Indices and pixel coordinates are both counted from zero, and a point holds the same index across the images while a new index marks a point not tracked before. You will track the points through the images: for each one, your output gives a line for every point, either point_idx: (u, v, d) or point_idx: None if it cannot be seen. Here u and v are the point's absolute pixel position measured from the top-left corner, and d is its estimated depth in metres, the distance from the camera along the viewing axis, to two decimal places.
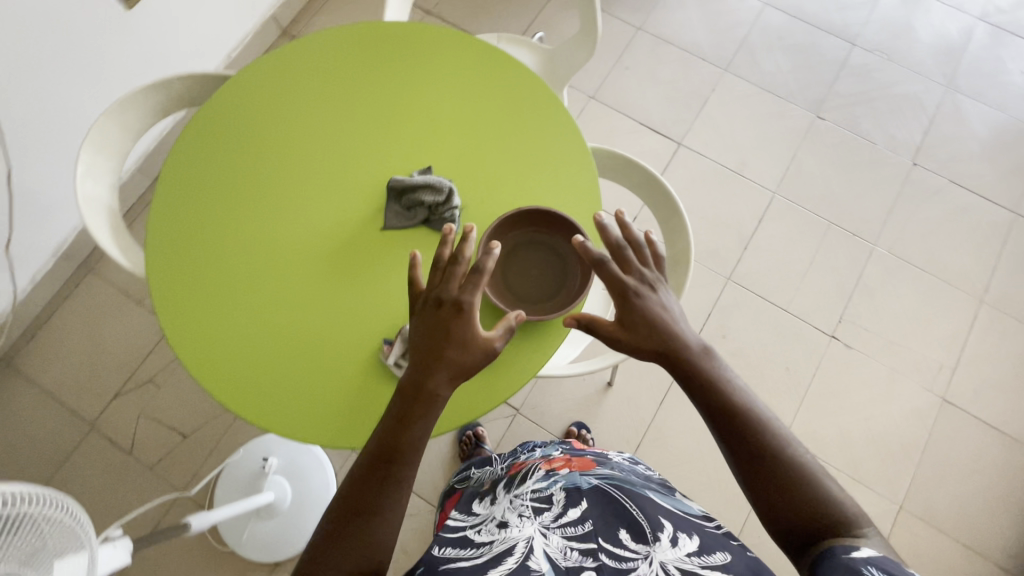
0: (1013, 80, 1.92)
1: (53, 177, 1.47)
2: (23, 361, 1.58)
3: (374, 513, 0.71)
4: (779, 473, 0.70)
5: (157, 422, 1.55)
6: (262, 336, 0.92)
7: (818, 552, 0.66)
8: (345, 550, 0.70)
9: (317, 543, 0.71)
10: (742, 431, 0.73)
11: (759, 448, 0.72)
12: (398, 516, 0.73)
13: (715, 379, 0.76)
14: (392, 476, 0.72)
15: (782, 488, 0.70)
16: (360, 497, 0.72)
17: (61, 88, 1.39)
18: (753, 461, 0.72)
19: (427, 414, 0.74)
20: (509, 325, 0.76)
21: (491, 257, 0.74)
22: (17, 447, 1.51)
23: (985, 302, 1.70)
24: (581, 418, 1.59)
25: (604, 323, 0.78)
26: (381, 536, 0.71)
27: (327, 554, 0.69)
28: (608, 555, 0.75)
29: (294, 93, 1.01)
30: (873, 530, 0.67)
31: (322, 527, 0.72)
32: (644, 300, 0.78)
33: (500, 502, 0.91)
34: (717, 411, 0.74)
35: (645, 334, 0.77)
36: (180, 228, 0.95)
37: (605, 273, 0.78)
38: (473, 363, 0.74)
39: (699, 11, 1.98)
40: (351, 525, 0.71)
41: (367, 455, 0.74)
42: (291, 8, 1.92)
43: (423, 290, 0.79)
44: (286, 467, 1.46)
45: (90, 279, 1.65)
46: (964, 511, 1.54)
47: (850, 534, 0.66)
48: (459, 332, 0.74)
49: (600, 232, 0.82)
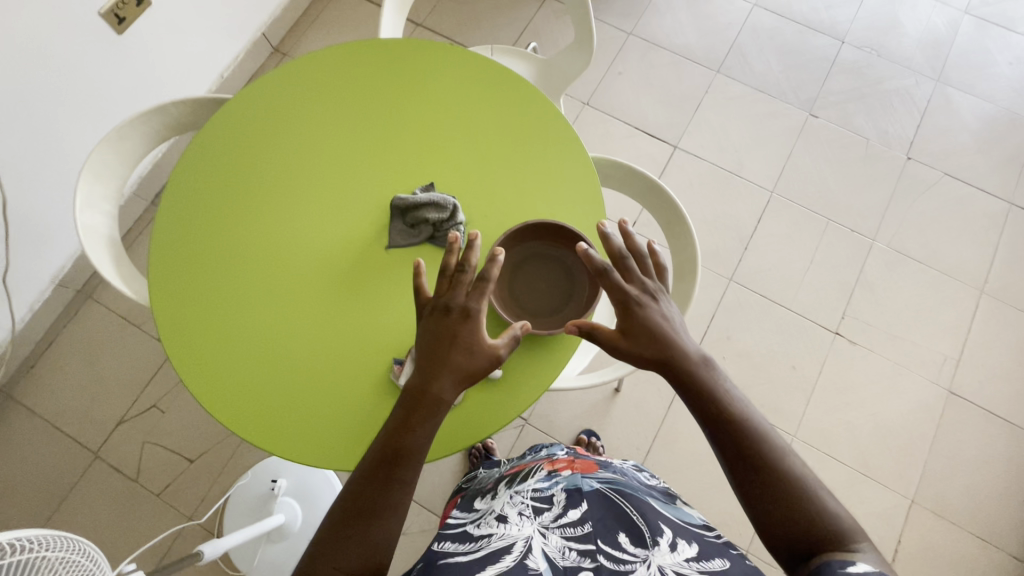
0: (1002, 71, 1.94)
1: (48, 206, 1.46)
2: (23, 392, 1.56)
3: (372, 515, 0.69)
4: (777, 485, 0.70)
5: (162, 447, 1.53)
6: (267, 359, 0.91)
7: (813, 566, 0.66)
8: (344, 547, 0.68)
9: (316, 544, 0.69)
10: (739, 441, 0.72)
11: (757, 460, 0.71)
12: (399, 518, 0.71)
13: (714, 389, 0.75)
14: (394, 479, 0.70)
15: (778, 500, 0.69)
16: (362, 498, 0.70)
17: (53, 116, 1.39)
18: (751, 473, 0.71)
19: (430, 417, 0.73)
20: (514, 334, 0.75)
21: (496, 265, 0.74)
22: (21, 479, 1.49)
23: (985, 293, 1.71)
24: (590, 426, 1.58)
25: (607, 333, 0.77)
26: (381, 535, 0.69)
27: (329, 557, 0.67)
28: (607, 557, 0.71)
29: (293, 113, 1.00)
30: (868, 544, 0.67)
31: (322, 528, 0.70)
32: (646, 310, 0.77)
33: (500, 498, 0.87)
34: (713, 420, 0.74)
35: (646, 343, 0.76)
36: (182, 252, 0.94)
37: (608, 284, 0.77)
38: (478, 371, 0.73)
39: (688, 14, 1.99)
40: (352, 527, 0.69)
41: (371, 456, 0.72)
42: (281, 25, 1.92)
43: (429, 298, 0.77)
44: (295, 489, 1.45)
45: (88, 306, 1.63)
46: (974, 502, 1.54)
47: (846, 548, 0.66)
48: (465, 338, 0.73)
49: (603, 241, 0.81)
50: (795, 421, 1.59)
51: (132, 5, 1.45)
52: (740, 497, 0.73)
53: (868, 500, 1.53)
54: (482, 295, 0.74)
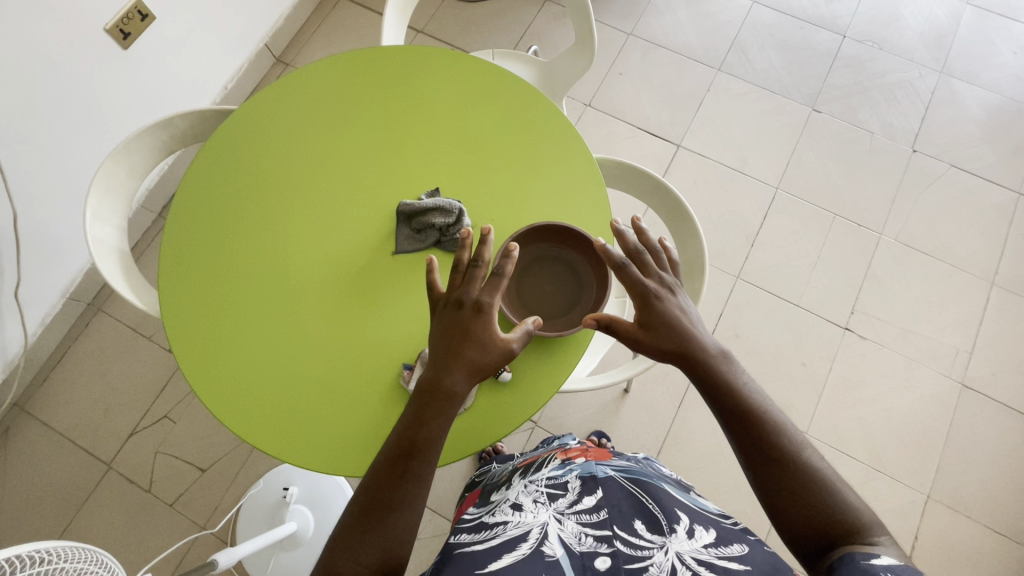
0: (1007, 62, 1.93)
1: (60, 221, 1.48)
2: (35, 405, 1.57)
3: (391, 508, 0.69)
4: (795, 476, 0.69)
5: (174, 457, 1.54)
6: (279, 365, 0.91)
7: (834, 560, 0.65)
8: (366, 542, 0.68)
9: (336, 539, 0.69)
10: (757, 433, 0.72)
11: (773, 452, 0.71)
12: (416, 510, 0.71)
13: (731, 380, 0.75)
14: (411, 470, 0.71)
15: (796, 492, 0.69)
16: (380, 491, 0.70)
17: (64, 133, 1.41)
18: (768, 465, 0.70)
19: (445, 412, 0.73)
20: (526, 329, 0.75)
21: (509, 261, 0.74)
22: (37, 492, 1.51)
23: (996, 284, 1.70)
24: (600, 427, 1.58)
25: (625, 327, 0.76)
26: (401, 530, 0.69)
27: (348, 551, 0.67)
28: (623, 542, 0.69)
29: (298, 121, 1.01)
30: (888, 538, 0.66)
31: (341, 524, 0.70)
32: (665, 304, 0.77)
33: (514, 488, 0.85)
34: (727, 411, 0.74)
35: (665, 336, 0.76)
36: (193, 262, 0.95)
37: (631, 276, 0.77)
38: (491, 365, 0.73)
39: (687, 12, 2.00)
40: (372, 521, 0.69)
41: (388, 450, 0.72)
42: (283, 36, 1.93)
43: (441, 294, 0.77)
44: (308, 496, 1.45)
45: (99, 319, 1.64)
46: (993, 495, 1.53)
47: (867, 540, 0.65)
48: (476, 333, 0.73)
49: (619, 238, 0.81)
50: (806, 417, 1.58)
51: (137, 20, 1.47)
52: (755, 490, 0.72)
53: (882, 495, 1.52)
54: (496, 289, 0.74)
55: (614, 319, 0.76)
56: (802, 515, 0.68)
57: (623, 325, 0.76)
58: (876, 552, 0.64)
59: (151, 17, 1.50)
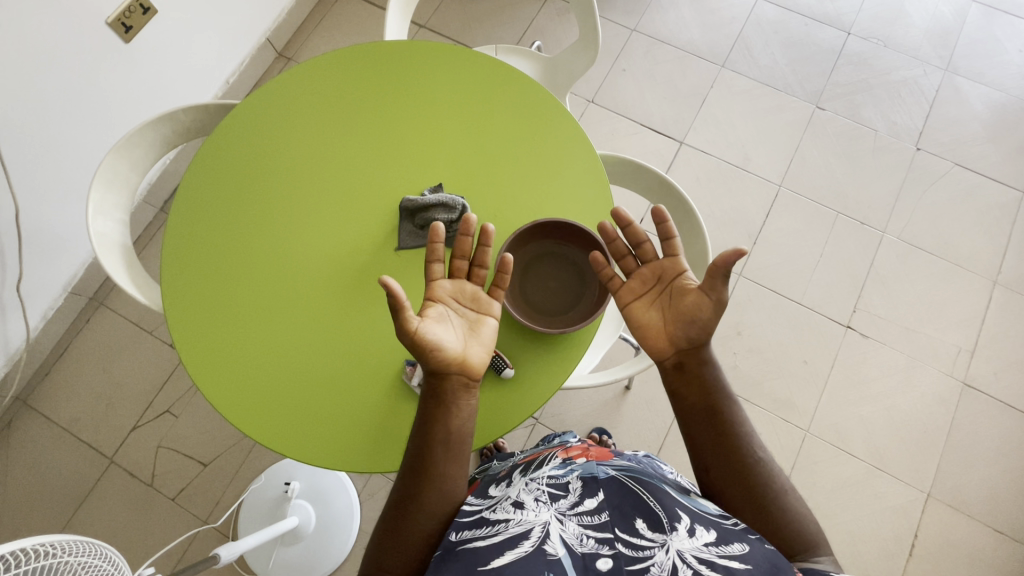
0: (1012, 59, 1.92)
1: (64, 214, 1.48)
2: (36, 398, 1.57)
3: (406, 511, 0.72)
4: (762, 483, 0.73)
5: (175, 452, 1.54)
6: (280, 361, 0.91)
7: None
8: (392, 549, 0.71)
9: (373, 550, 0.73)
10: (733, 438, 0.75)
11: (746, 459, 0.74)
12: (431, 515, 0.72)
13: (709, 377, 0.78)
14: (425, 474, 0.73)
15: (763, 498, 0.72)
16: (400, 499, 0.73)
17: (68, 125, 1.41)
18: (742, 471, 0.74)
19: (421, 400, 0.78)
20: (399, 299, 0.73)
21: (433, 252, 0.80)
22: (39, 485, 1.51)
23: (999, 283, 1.69)
24: (602, 424, 1.58)
25: (693, 286, 0.79)
26: (418, 531, 0.72)
27: (383, 557, 0.71)
28: (625, 543, 0.67)
29: (300, 117, 1.00)
30: (828, 556, 0.71)
31: (375, 534, 0.74)
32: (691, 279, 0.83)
33: (515, 485, 0.83)
34: (695, 403, 0.77)
35: None
36: (195, 257, 0.95)
37: (726, 255, 0.73)
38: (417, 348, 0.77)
39: (692, 8, 1.98)
40: (394, 526, 0.72)
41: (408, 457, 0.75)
42: (286, 29, 1.93)
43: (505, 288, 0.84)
44: (309, 492, 1.46)
45: (101, 313, 1.64)
46: (993, 495, 1.53)
47: (812, 556, 0.70)
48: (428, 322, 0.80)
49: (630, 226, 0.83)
50: (808, 416, 1.59)
51: (139, 14, 1.46)
52: (709, 489, 0.76)
53: (882, 494, 1.52)
54: (433, 276, 0.81)
55: (679, 277, 0.80)
56: (765, 514, 0.72)
57: (689, 286, 0.79)
58: (823, 570, 0.67)
59: (153, 11, 1.49)
